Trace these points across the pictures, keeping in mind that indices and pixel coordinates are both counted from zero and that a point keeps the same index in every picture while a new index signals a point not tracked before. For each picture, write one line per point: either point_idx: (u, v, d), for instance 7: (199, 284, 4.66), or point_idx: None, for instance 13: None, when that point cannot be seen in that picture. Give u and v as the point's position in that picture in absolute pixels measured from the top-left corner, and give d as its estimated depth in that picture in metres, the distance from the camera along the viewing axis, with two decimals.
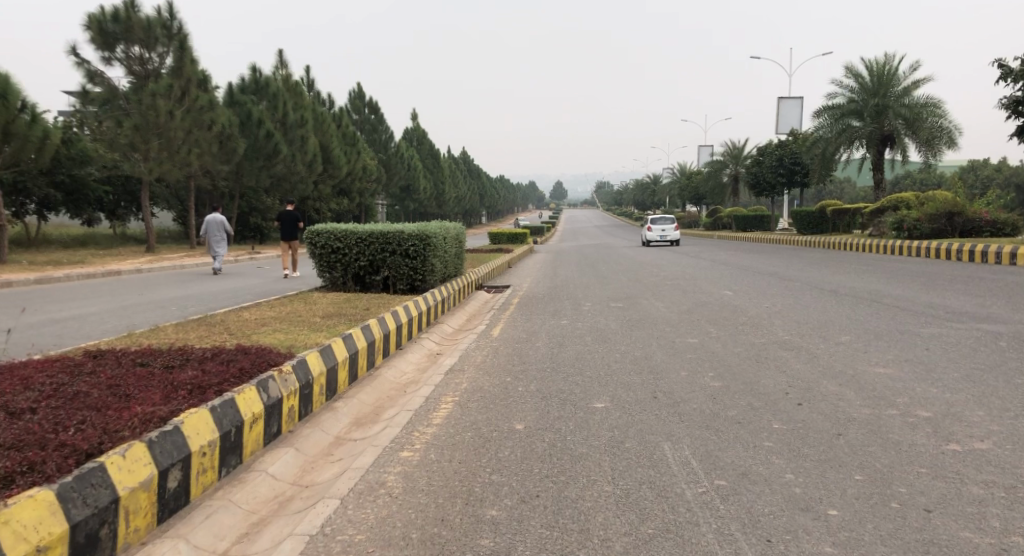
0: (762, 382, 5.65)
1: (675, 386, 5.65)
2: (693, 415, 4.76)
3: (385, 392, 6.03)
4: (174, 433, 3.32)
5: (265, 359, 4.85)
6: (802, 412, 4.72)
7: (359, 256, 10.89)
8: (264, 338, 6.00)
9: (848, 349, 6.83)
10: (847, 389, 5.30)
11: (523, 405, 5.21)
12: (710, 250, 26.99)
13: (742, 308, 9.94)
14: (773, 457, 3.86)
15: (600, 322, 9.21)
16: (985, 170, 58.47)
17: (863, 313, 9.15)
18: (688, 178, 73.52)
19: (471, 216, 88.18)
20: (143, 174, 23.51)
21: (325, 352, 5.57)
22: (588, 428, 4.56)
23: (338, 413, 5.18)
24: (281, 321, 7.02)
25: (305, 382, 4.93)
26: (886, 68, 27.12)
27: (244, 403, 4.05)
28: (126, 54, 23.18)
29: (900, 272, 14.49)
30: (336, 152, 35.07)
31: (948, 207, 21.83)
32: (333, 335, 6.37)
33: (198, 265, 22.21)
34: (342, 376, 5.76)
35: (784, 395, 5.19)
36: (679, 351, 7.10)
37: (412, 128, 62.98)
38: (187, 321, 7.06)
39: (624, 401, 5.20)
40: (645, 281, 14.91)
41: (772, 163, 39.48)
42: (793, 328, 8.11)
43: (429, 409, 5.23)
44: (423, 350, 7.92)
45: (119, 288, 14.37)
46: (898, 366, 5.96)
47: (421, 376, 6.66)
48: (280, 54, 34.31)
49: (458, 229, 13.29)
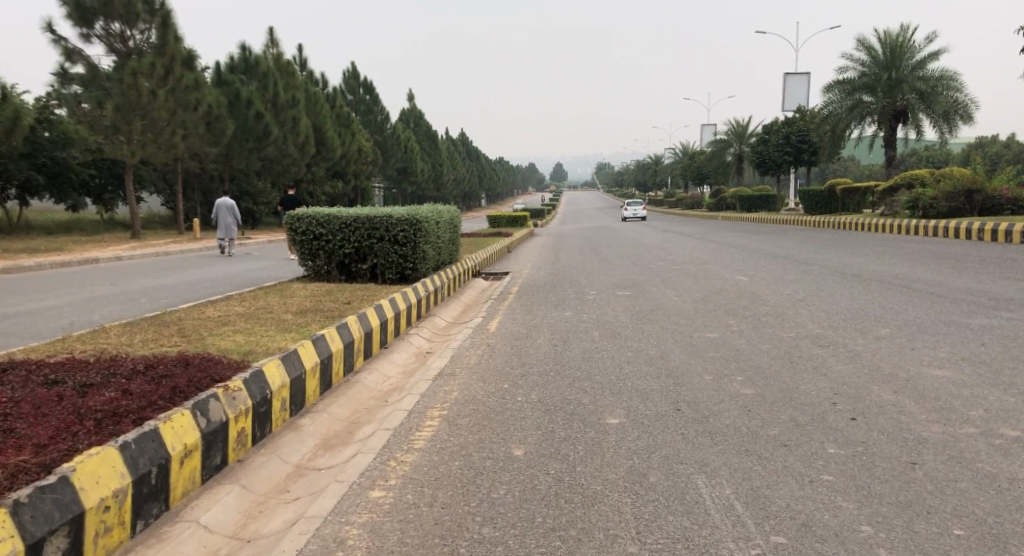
0: (802, 389, 4.80)
1: (699, 395, 4.82)
2: (728, 435, 3.93)
3: (362, 403, 5.22)
4: (58, 487, 2.49)
5: (208, 373, 4.02)
6: (859, 429, 3.87)
7: (344, 243, 10.05)
8: (220, 342, 5.17)
9: (892, 345, 5.97)
10: (905, 396, 4.44)
11: (523, 422, 4.39)
12: (717, 232, 26.14)
13: (762, 297, 9.09)
14: (840, 499, 3.01)
15: (608, 314, 8.37)
16: (994, 147, 57.32)
17: (896, 301, 8.28)
18: (689, 158, 72.31)
19: (470, 200, 87.09)
20: (127, 158, 22.69)
21: (289, 359, 4.75)
22: (602, 454, 3.74)
23: (302, 434, 4.37)
24: (248, 319, 6.20)
25: (261, 399, 4.12)
26: (900, 40, 26.00)
27: (172, 433, 3.26)
28: (105, 31, 22.10)
29: (926, 253, 13.57)
30: (329, 134, 33.99)
31: (966, 184, 20.83)
32: (303, 335, 5.55)
33: (184, 251, 21.42)
34: (311, 385, 4.95)
35: (831, 407, 4.34)
36: (698, 348, 6.27)
37: (408, 108, 61.79)
38: (144, 318, 6.27)
39: (642, 416, 4.39)
40: (652, 266, 14.04)
41: (779, 142, 38.48)
42: (823, 320, 7.25)
43: (411, 428, 4.41)
44: (411, 349, 7.10)
45: (95, 277, 13.60)
46: (958, 367, 5.08)
47: (406, 381, 5.85)
48: (271, 33, 33.07)
49: (453, 213, 12.44)
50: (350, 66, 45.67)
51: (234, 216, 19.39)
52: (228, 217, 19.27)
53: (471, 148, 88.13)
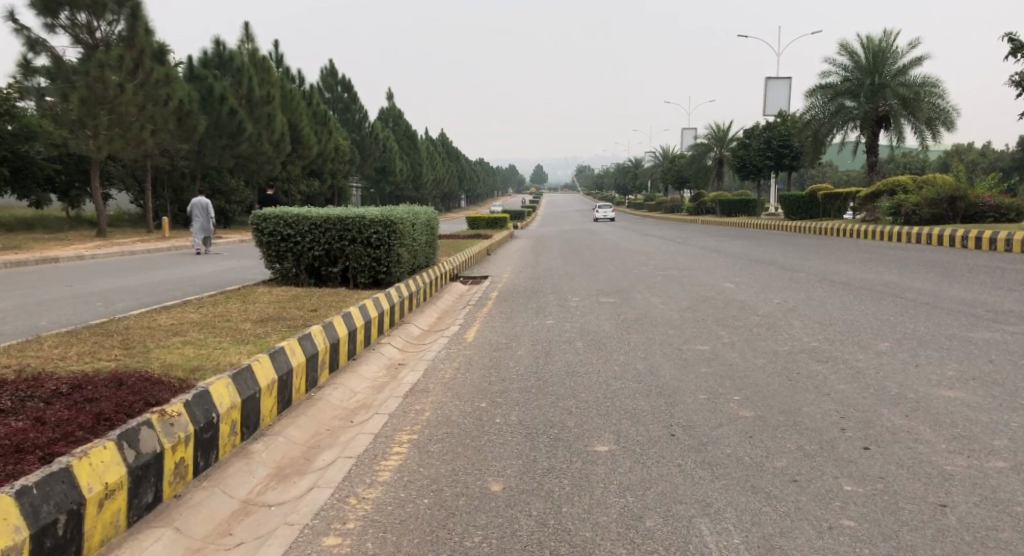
0: (805, 411, 4.43)
1: (694, 417, 4.42)
2: (731, 468, 3.53)
3: (323, 424, 4.73)
4: None
5: (141, 396, 3.49)
6: (874, 462, 3.52)
7: (313, 245, 9.51)
8: (165, 356, 4.64)
9: (895, 361, 5.64)
10: (919, 422, 4.09)
11: (501, 449, 3.94)
12: (698, 236, 25.94)
13: (751, 306, 8.75)
14: (866, 552, 2.62)
15: (592, 323, 7.97)
16: (970, 156, 58.22)
17: (891, 312, 7.99)
18: (670, 162, 72.42)
19: (449, 201, 86.47)
20: (93, 153, 21.63)
21: (242, 377, 4.25)
22: (592, 490, 3.32)
23: (252, 463, 3.86)
24: (201, 328, 5.67)
25: (204, 424, 3.62)
26: (882, 45, 26.04)
27: (91, 471, 2.74)
28: (71, 22, 21.31)
29: (913, 261, 13.37)
30: (306, 131, 33.27)
31: (948, 192, 20.86)
32: (261, 348, 5.06)
33: (152, 250, 20.63)
34: (267, 404, 4.45)
35: (839, 434, 3.99)
36: (689, 363, 5.88)
37: (388, 107, 61.09)
38: (88, 326, 5.70)
39: (633, 442, 3.99)
40: (635, 271, 13.69)
41: (760, 146, 38.55)
42: (818, 332, 6.92)
43: (375, 456, 3.93)
44: (382, 361, 6.61)
45: (50, 277, 12.90)
46: (970, 388, 4.74)
47: (374, 399, 5.36)
48: (247, 28, 32.20)
49: (430, 213, 11.97)
50: (329, 63, 44.87)
51: (209, 216, 19.23)
52: (203, 217, 19.10)
53: (451, 148, 87.45)
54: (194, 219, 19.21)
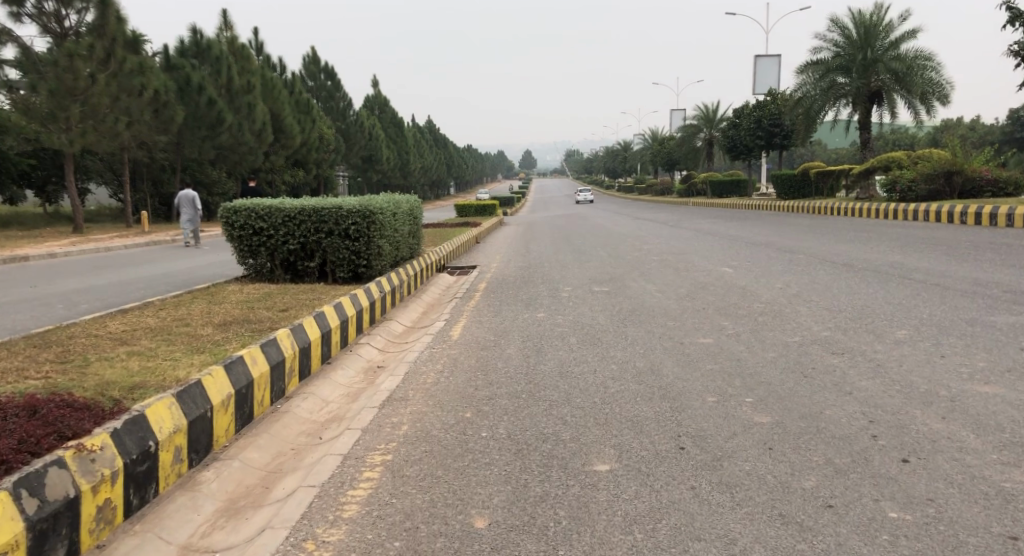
0: (827, 415, 3.95)
1: (705, 425, 3.92)
2: (753, 490, 3.04)
3: (288, 443, 4.20)
4: None
5: (55, 428, 2.94)
6: (919, 479, 3.03)
7: (288, 238, 8.94)
8: (104, 371, 4.06)
9: (916, 352, 5.17)
10: (959, 426, 3.61)
11: (486, 472, 3.43)
12: (691, 218, 25.48)
13: (753, 292, 8.26)
14: None
15: (585, 315, 7.46)
16: (962, 131, 57.79)
17: (902, 295, 7.52)
18: (659, 144, 71.57)
19: (437, 188, 85.41)
20: (67, 147, 20.82)
21: (189, 393, 3.70)
22: (595, 526, 2.80)
23: (198, 497, 3.32)
24: (153, 336, 5.10)
25: (138, 456, 3.06)
26: (874, 18, 25.47)
27: None
28: (38, 10, 20.42)
29: (915, 240, 12.90)
30: (289, 121, 32.46)
31: (945, 166, 20.37)
32: (218, 357, 4.51)
33: (128, 246, 19.88)
34: (221, 424, 3.90)
35: (870, 443, 3.51)
36: (694, 359, 5.37)
37: (374, 95, 60.05)
38: (26, 335, 5.11)
39: (636, 459, 3.48)
40: (628, 257, 13.17)
41: (750, 125, 38.00)
42: (829, 321, 6.43)
43: (343, 484, 3.41)
44: (360, 364, 6.08)
45: (19, 277, 12.28)
46: (1008, 383, 4.26)
47: (348, 409, 4.84)
48: (225, 16, 31.24)
49: (413, 202, 11.41)
50: (310, 50, 43.82)
51: (196, 208, 18.61)
52: (191, 209, 18.47)
53: (438, 135, 86.34)
54: (183, 212, 18.58)
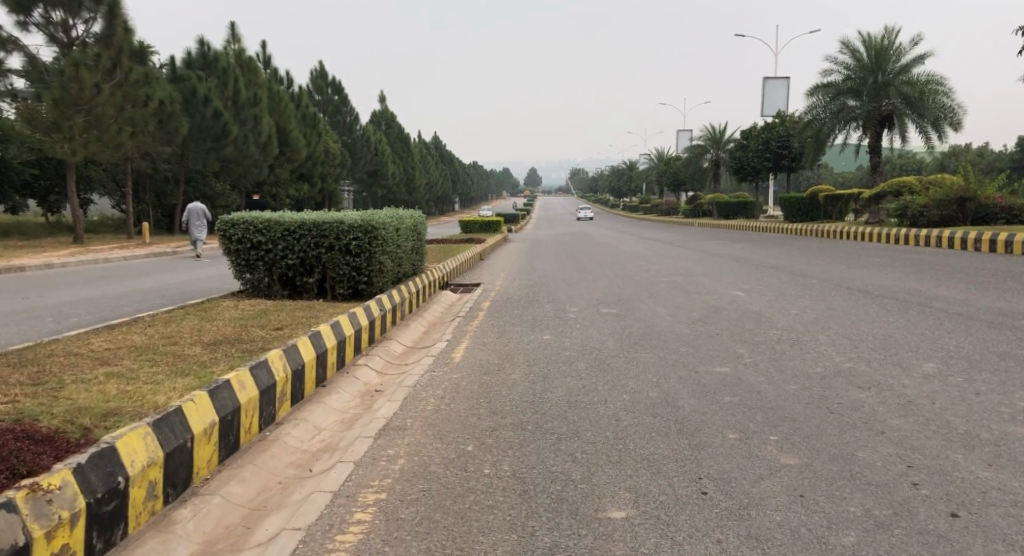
0: (861, 458, 3.63)
1: (728, 466, 3.60)
2: (786, 548, 2.72)
3: (274, 476, 3.88)
4: None
5: (10, 465, 2.65)
6: (974, 540, 2.70)
7: (287, 253, 8.67)
8: (78, 394, 3.77)
9: (949, 388, 4.84)
10: (1009, 475, 3.29)
11: (489, 516, 3.11)
12: (698, 239, 25.24)
13: (769, 317, 7.95)
14: None
15: (593, 339, 7.15)
16: (972, 157, 57.56)
17: (925, 324, 7.19)
18: (666, 164, 71.45)
19: (442, 203, 85.41)
20: (70, 157, 20.68)
21: (167, 422, 3.39)
22: None
23: (172, 539, 3.01)
24: (137, 356, 4.82)
25: (104, 494, 2.76)
26: (885, 42, 25.37)
27: None
28: (45, 20, 20.43)
29: (931, 266, 12.57)
30: (295, 134, 32.42)
31: (957, 192, 20.11)
32: (203, 381, 4.21)
33: (128, 257, 19.71)
34: (201, 455, 3.59)
35: (913, 493, 3.18)
36: (710, 390, 5.05)
37: (380, 110, 60.27)
38: (2, 353, 4.82)
39: (654, 506, 3.16)
40: (636, 278, 12.88)
41: (758, 147, 37.86)
42: (850, 351, 6.11)
43: (331, 528, 3.09)
44: (357, 387, 5.77)
45: (13, 288, 12.05)
46: None
47: (341, 438, 4.53)
48: (233, 29, 31.35)
49: (416, 218, 11.15)
50: (318, 65, 44.03)
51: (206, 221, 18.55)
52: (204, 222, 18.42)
53: (445, 152, 86.68)
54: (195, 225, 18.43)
